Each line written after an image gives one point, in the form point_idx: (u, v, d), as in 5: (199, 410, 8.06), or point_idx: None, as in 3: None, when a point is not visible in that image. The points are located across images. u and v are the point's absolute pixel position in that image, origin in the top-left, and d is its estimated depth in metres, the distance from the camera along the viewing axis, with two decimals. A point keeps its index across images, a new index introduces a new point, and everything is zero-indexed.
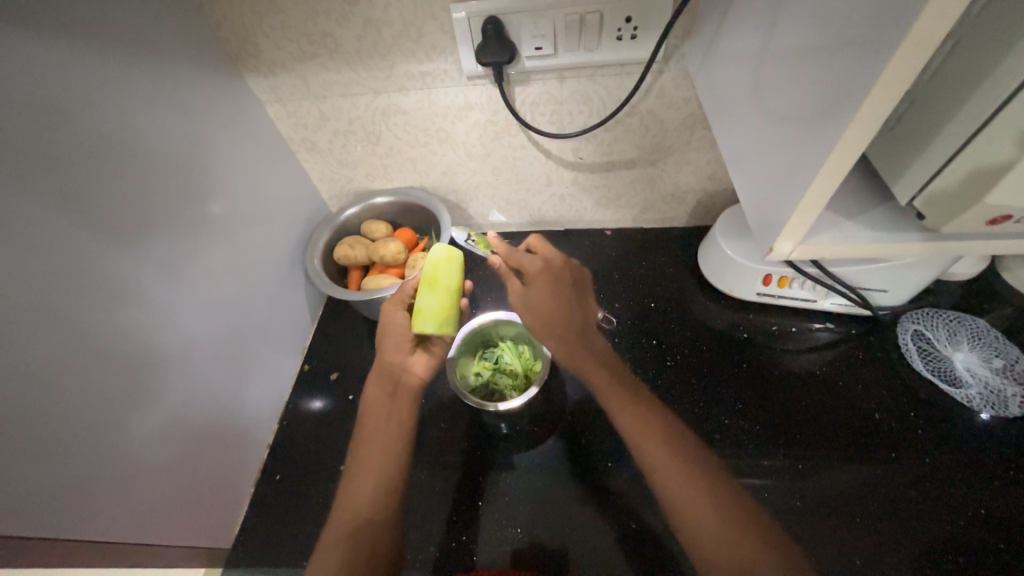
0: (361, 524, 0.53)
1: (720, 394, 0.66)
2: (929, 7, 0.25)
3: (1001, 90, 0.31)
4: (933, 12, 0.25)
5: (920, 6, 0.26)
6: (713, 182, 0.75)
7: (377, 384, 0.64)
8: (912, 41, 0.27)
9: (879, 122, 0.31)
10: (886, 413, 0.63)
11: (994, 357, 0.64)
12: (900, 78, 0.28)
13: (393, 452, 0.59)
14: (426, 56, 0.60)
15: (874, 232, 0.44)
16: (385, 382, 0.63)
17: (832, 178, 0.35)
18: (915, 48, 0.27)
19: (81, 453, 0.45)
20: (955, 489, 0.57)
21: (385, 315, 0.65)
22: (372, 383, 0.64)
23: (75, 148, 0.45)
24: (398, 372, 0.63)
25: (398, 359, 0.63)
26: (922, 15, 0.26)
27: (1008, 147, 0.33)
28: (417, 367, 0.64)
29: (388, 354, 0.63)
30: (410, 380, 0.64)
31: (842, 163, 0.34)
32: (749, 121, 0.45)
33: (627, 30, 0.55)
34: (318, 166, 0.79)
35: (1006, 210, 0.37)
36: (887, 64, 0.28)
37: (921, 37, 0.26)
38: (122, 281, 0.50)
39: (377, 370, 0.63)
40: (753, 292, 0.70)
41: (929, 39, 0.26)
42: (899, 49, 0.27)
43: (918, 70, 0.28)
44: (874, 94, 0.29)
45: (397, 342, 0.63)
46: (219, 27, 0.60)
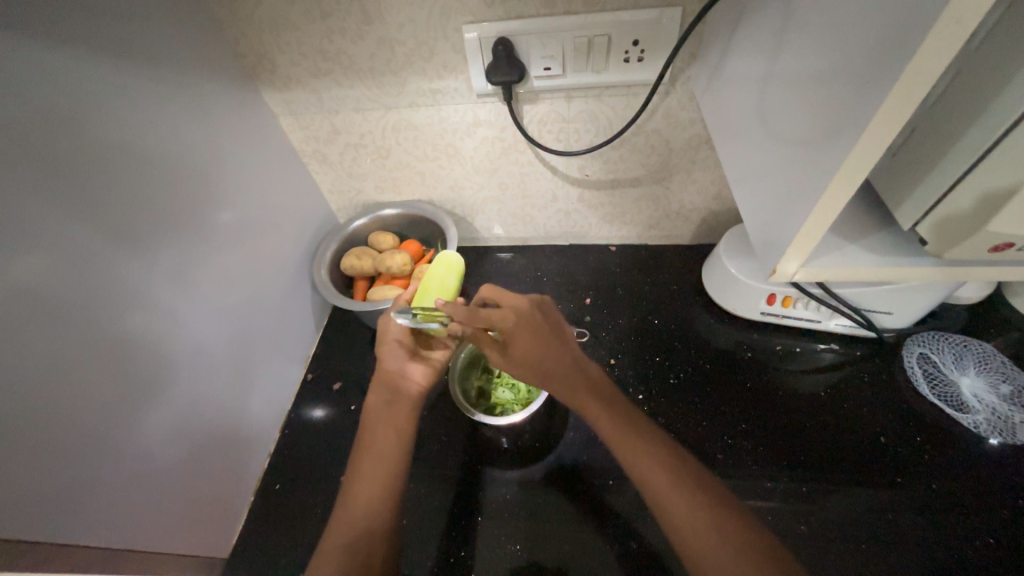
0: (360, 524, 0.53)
1: (723, 413, 0.66)
2: (929, 37, 0.26)
3: (995, 126, 0.32)
4: (934, 42, 0.26)
5: (921, 36, 0.26)
6: (718, 201, 0.75)
7: (377, 394, 0.63)
8: (912, 70, 0.27)
9: (881, 147, 0.31)
10: (892, 437, 0.62)
11: (1001, 383, 0.63)
12: (904, 105, 0.29)
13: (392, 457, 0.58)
14: (437, 74, 0.61)
15: (877, 255, 0.44)
16: (385, 391, 0.62)
17: (836, 199, 0.35)
18: (915, 78, 0.28)
19: (82, 454, 0.45)
20: (965, 518, 0.56)
21: (381, 327, 0.66)
22: (373, 391, 0.63)
23: (90, 156, 0.46)
24: (397, 380, 0.63)
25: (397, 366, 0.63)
26: (923, 45, 0.26)
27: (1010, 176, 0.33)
28: (417, 374, 0.64)
29: (387, 363, 0.64)
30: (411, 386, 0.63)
31: (844, 187, 0.34)
32: (753, 143, 0.46)
33: (634, 53, 0.56)
34: (329, 178, 0.80)
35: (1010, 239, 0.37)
36: (889, 91, 0.29)
37: (921, 67, 0.27)
38: (130, 287, 0.50)
39: (377, 378, 0.63)
40: (757, 311, 0.70)
41: (929, 69, 0.27)
42: (901, 77, 0.28)
43: (921, 98, 0.28)
44: (876, 120, 0.30)
45: (395, 348, 0.64)
46: (238, 43, 0.62)
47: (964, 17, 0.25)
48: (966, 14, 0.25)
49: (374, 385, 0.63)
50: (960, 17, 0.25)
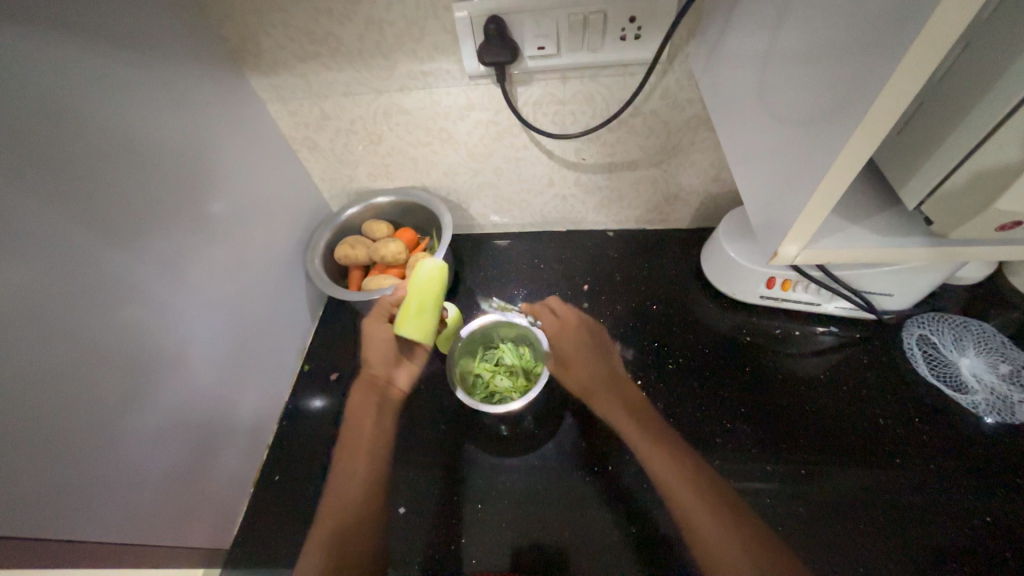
0: (348, 523, 0.58)
1: (722, 398, 0.66)
2: (942, 4, 0.25)
3: (1002, 104, 0.32)
4: (948, 9, 0.25)
5: (932, 4, 0.25)
6: (716, 183, 0.74)
7: (362, 397, 0.69)
8: (923, 39, 0.26)
9: (887, 124, 0.30)
10: (890, 420, 0.62)
11: (1000, 363, 0.63)
12: (912, 78, 0.28)
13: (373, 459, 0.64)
14: (428, 56, 0.60)
15: (880, 236, 0.43)
16: (368, 393, 0.69)
17: (838, 179, 0.34)
18: (927, 48, 0.26)
19: (77, 450, 0.45)
20: (961, 497, 0.56)
21: (368, 333, 0.67)
22: (355, 393, 0.70)
23: (71, 145, 0.45)
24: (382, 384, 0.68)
25: (382, 371, 0.68)
26: (936, 11, 0.25)
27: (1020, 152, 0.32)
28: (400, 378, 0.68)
29: (371, 366, 0.68)
30: (394, 391, 0.68)
31: (847, 166, 0.33)
32: (753, 122, 0.45)
33: (630, 31, 0.54)
34: (320, 166, 0.78)
35: (1015, 216, 0.36)
36: (898, 63, 0.27)
37: (933, 36, 0.26)
38: (122, 279, 0.50)
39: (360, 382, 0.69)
40: (756, 295, 0.69)
41: (941, 39, 0.26)
42: (910, 48, 0.27)
43: (931, 70, 0.27)
44: (883, 95, 0.29)
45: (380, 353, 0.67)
46: (221, 26, 0.59)
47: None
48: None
49: (359, 389, 0.70)
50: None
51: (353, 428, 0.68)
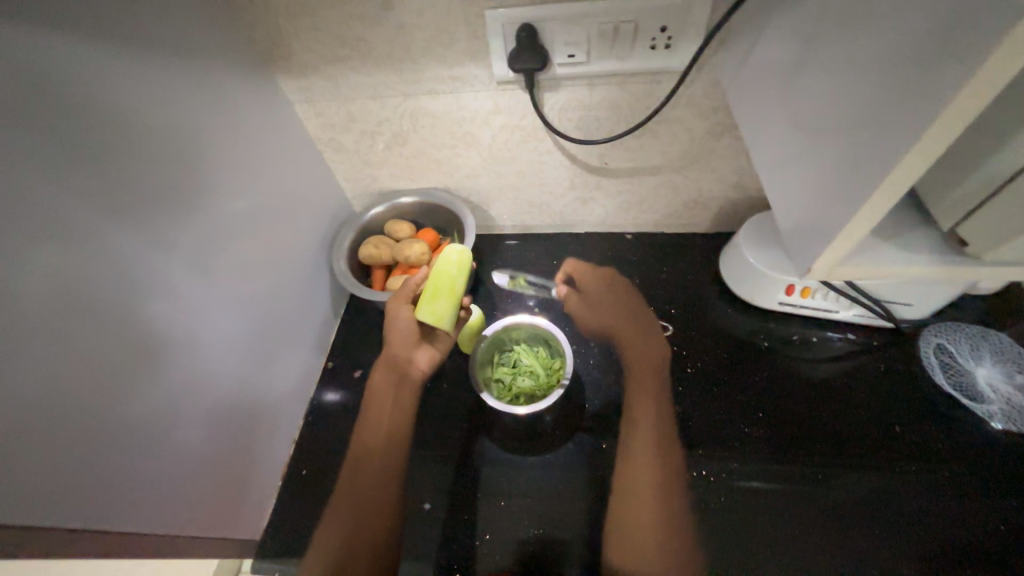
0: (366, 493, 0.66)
1: (738, 402, 0.67)
2: (998, 47, 0.25)
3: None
4: (1001, 54, 0.25)
5: (986, 47, 0.25)
6: (738, 189, 0.75)
7: (382, 375, 0.74)
8: (974, 83, 0.26)
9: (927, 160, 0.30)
10: (906, 426, 0.63)
11: (1016, 373, 0.64)
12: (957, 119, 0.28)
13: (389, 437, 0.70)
14: (457, 61, 0.60)
15: (909, 253, 0.44)
16: (389, 374, 0.73)
17: (875, 211, 0.34)
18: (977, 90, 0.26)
19: (114, 446, 0.47)
20: (974, 506, 0.58)
21: (390, 315, 0.67)
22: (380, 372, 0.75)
23: (109, 153, 0.46)
24: (402, 365, 0.72)
25: (404, 354, 0.71)
26: (992, 53, 0.25)
27: None
28: (420, 361, 0.71)
29: (396, 348, 0.70)
30: (415, 373, 0.72)
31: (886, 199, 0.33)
32: (786, 136, 0.45)
33: (660, 40, 0.55)
34: (344, 166, 0.79)
35: None
36: (947, 103, 0.27)
37: (985, 79, 0.26)
38: (156, 282, 0.51)
39: (384, 362, 0.73)
40: (775, 301, 0.70)
41: (992, 80, 0.26)
42: (960, 88, 0.27)
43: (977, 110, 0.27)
44: (929, 133, 0.29)
45: (404, 336, 0.68)
46: (253, 29, 0.60)
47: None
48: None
49: (383, 366, 0.74)
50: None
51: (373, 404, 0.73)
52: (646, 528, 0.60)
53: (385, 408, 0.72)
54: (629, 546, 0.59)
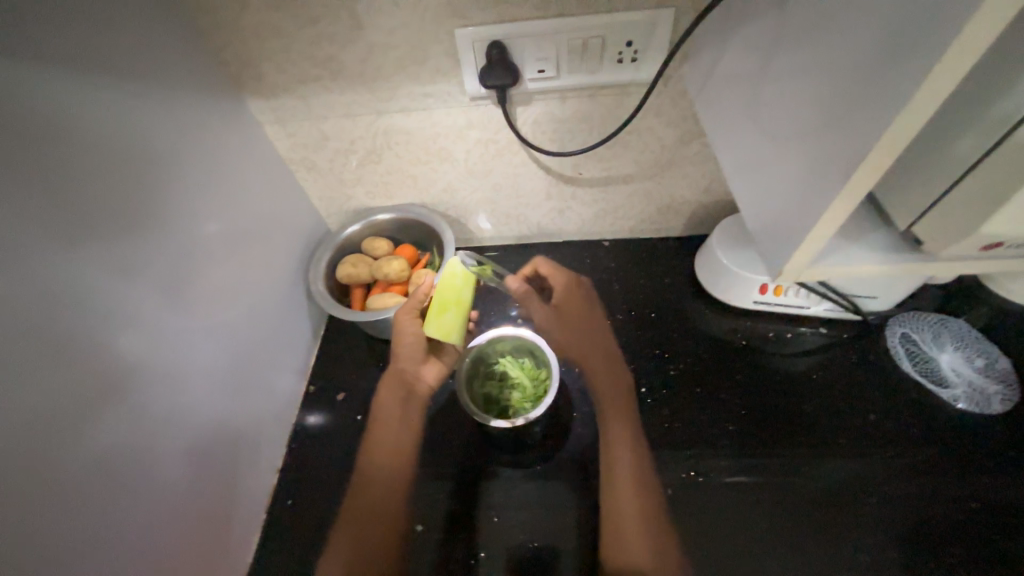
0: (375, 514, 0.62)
1: (722, 401, 0.68)
2: (941, 60, 0.27)
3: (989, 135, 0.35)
4: (946, 66, 0.27)
5: (932, 59, 0.27)
6: (709, 194, 0.77)
7: (390, 391, 0.71)
8: (924, 91, 0.28)
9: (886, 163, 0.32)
10: (880, 414, 0.66)
11: (976, 357, 0.67)
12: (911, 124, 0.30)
13: (402, 448, 0.68)
14: (430, 78, 0.60)
15: (874, 250, 0.45)
16: (397, 388, 0.71)
17: (839, 212, 0.36)
18: (927, 98, 0.28)
19: (91, 491, 0.45)
20: (949, 487, 0.60)
21: (397, 327, 0.67)
22: (386, 387, 0.72)
23: (74, 184, 0.44)
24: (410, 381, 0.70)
25: (411, 368, 0.69)
26: (938, 65, 0.27)
27: (1000, 181, 0.35)
28: (428, 375, 0.70)
29: (403, 362, 0.69)
30: (422, 387, 0.70)
31: (850, 202, 0.35)
32: (750, 143, 0.47)
33: (628, 53, 0.56)
34: (318, 185, 0.78)
35: (998, 240, 0.39)
36: (899, 110, 0.29)
37: (933, 89, 0.28)
38: (128, 315, 0.49)
39: (391, 377, 0.70)
40: (750, 300, 0.72)
41: (940, 90, 0.28)
42: (912, 96, 0.28)
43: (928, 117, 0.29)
44: (885, 138, 0.31)
45: (410, 352, 0.68)
46: (219, 51, 0.59)
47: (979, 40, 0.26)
48: (976, 41, 0.25)
49: (388, 383, 0.71)
50: (973, 41, 0.26)
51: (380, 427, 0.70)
52: (627, 514, 0.60)
53: (393, 421, 0.70)
54: (625, 542, 0.58)
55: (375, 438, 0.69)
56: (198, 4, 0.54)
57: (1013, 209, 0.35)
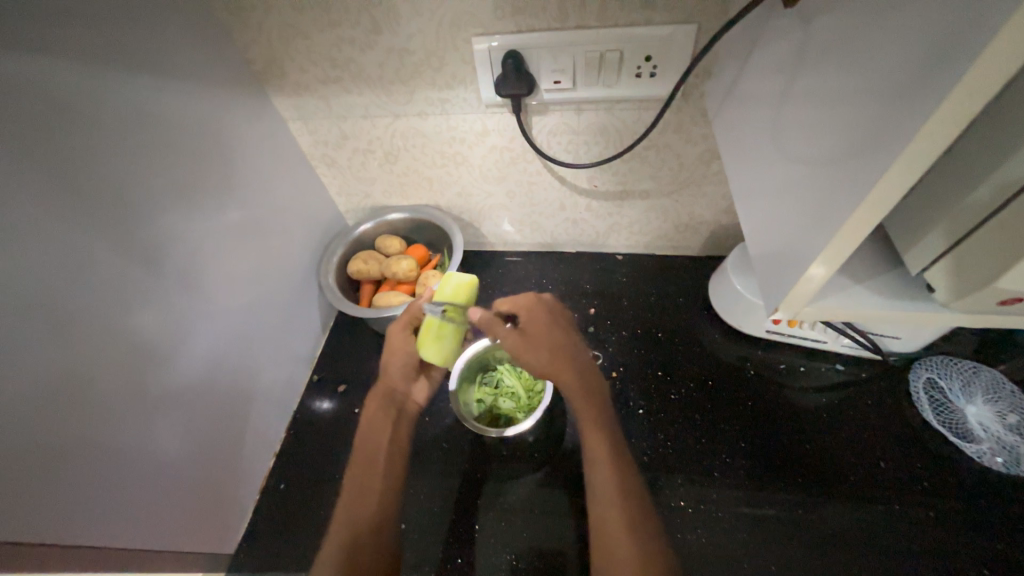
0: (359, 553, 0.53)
1: (723, 432, 0.66)
2: (936, 109, 0.25)
3: (1002, 187, 0.32)
4: (945, 115, 0.24)
5: (929, 107, 0.25)
6: (728, 215, 0.74)
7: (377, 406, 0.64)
8: (917, 142, 0.26)
9: (881, 212, 0.30)
10: (893, 463, 0.62)
11: (1008, 413, 0.62)
12: (908, 174, 0.28)
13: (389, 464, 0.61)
14: (446, 84, 0.61)
15: (885, 293, 0.43)
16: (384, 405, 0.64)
17: (835, 255, 0.34)
18: (924, 148, 0.26)
19: (94, 459, 0.47)
20: (960, 548, 0.56)
21: (387, 341, 0.64)
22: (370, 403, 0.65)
23: (100, 169, 0.47)
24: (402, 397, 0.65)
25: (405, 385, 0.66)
26: (934, 113, 0.25)
27: (1017, 236, 0.32)
28: (418, 393, 0.67)
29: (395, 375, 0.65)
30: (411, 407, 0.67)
31: (846, 247, 0.33)
32: (761, 170, 0.45)
33: (646, 68, 0.55)
34: (337, 181, 0.80)
35: (1016, 294, 0.36)
36: (896, 157, 0.27)
37: (929, 138, 0.26)
38: (143, 295, 0.52)
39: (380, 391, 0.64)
40: (762, 329, 0.69)
41: (936, 140, 0.26)
42: (905, 145, 0.26)
43: (925, 167, 0.27)
44: (880, 183, 0.28)
45: (402, 365, 0.65)
46: (248, 49, 0.61)
47: (979, 91, 0.23)
48: (976, 91, 0.23)
49: (377, 396, 0.65)
50: (974, 90, 0.23)
51: (363, 447, 0.62)
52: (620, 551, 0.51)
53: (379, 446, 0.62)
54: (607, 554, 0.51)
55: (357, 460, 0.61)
56: (230, 5, 0.57)
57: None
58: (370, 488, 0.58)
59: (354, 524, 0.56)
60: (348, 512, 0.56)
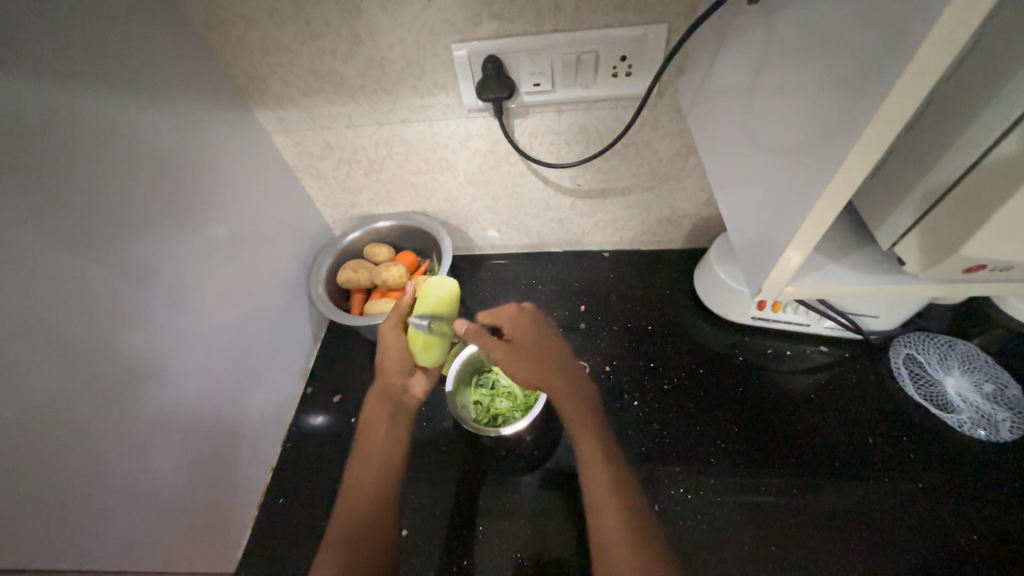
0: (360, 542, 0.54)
1: (716, 418, 0.67)
2: (892, 91, 0.26)
3: (962, 160, 0.34)
4: (900, 95, 0.26)
5: (886, 89, 0.27)
6: (709, 208, 0.77)
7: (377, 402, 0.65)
8: (879, 122, 0.28)
9: (850, 191, 0.32)
10: (879, 438, 0.64)
11: (984, 382, 0.65)
12: (870, 153, 0.29)
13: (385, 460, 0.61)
14: (428, 91, 0.62)
15: (861, 270, 0.45)
16: (381, 402, 0.65)
17: (810, 234, 0.36)
18: (883, 127, 0.28)
19: (87, 483, 0.46)
20: (947, 516, 0.58)
21: (382, 337, 0.66)
22: (369, 401, 0.66)
23: (83, 187, 0.46)
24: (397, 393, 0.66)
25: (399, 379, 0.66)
26: (890, 94, 0.27)
27: (975, 207, 0.34)
28: (416, 387, 0.67)
29: (390, 372, 0.65)
30: (410, 401, 0.67)
31: (820, 226, 0.35)
32: (736, 159, 0.47)
33: (622, 68, 0.57)
34: (323, 192, 0.80)
35: (979, 263, 0.38)
36: (859, 139, 0.29)
37: (887, 118, 0.27)
38: (132, 312, 0.51)
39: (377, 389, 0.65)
40: (748, 315, 0.71)
41: (894, 120, 0.27)
42: (867, 127, 0.28)
43: (885, 146, 0.29)
44: (847, 163, 0.30)
45: (396, 363, 0.65)
46: (229, 64, 0.62)
47: (928, 72, 0.25)
48: (926, 71, 0.25)
49: (374, 394, 0.65)
50: (925, 71, 0.25)
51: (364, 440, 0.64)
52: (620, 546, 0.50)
53: (375, 443, 0.63)
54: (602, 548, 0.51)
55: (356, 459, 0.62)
56: (208, 21, 0.57)
57: (989, 234, 0.35)
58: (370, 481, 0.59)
59: (351, 515, 0.57)
60: (347, 503, 0.57)
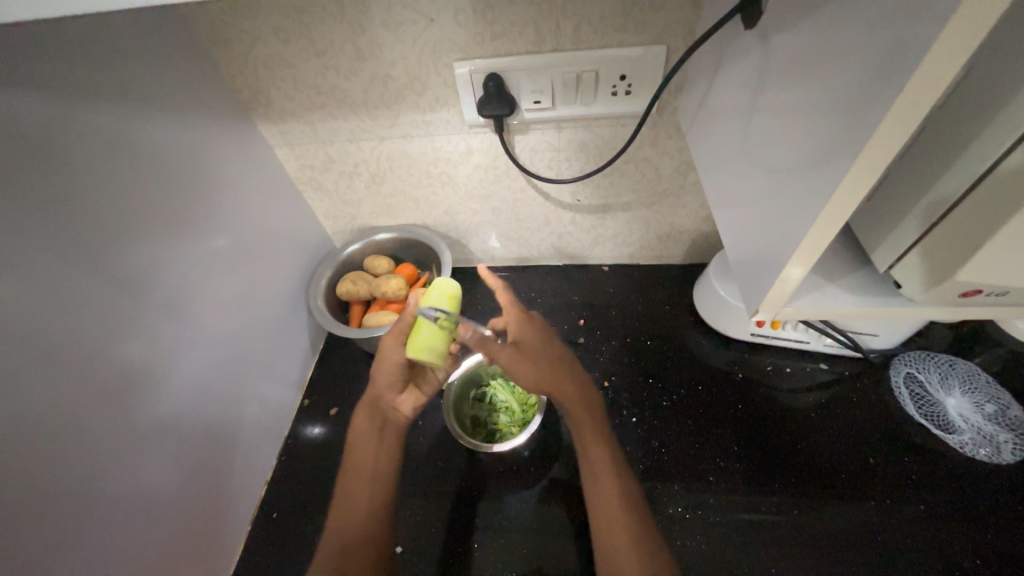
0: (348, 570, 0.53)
1: (715, 436, 0.67)
2: (886, 116, 0.27)
3: (956, 185, 0.34)
4: (893, 120, 0.27)
5: (880, 115, 0.27)
6: (708, 224, 0.77)
7: (366, 417, 0.66)
8: (873, 145, 0.28)
9: (846, 213, 0.32)
10: (881, 457, 0.63)
11: (985, 403, 0.65)
12: (864, 178, 0.30)
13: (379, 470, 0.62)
14: (430, 107, 0.63)
15: (859, 291, 0.45)
16: (373, 416, 0.66)
17: (808, 255, 0.36)
18: (877, 152, 0.28)
19: (80, 495, 0.46)
20: (950, 538, 0.57)
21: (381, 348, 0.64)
22: (360, 415, 0.66)
23: (85, 199, 0.47)
24: (387, 409, 0.66)
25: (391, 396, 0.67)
26: (883, 120, 0.27)
27: (970, 232, 0.34)
28: (407, 404, 0.68)
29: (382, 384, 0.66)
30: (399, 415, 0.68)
31: (816, 248, 0.35)
32: (734, 179, 0.47)
33: (621, 87, 0.58)
34: (324, 204, 0.81)
35: (977, 287, 0.38)
36: (852, 163, 0.29)
37: (881, 144, 0.28)
38: (131, 323, 0.51)
39: (367, 403, 0.66)
40: (747, 332, 0.71)
41: (887, 145, 0.28)
42: (861, 152, 0.29)
43: (879, 171, 0.29)
44: (843, 185, 0.30)
45: (392, 380, 0.66)
46: (234, 79, 0.63)
47: (920, 100, 0.25)
48: (920, 97, 0.25)
49: (364, 407, 0.66)
50: (917, 99, 0.25)
51: (357, 447, 0.64)
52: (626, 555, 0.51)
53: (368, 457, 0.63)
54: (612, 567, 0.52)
55: (349, 463, 0.63)
56: (215, 38, 0.58)
57: (984, 258, 0.35)
58: (364, 493, 0.60)
59: (345, 530, 0.57)
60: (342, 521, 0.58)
